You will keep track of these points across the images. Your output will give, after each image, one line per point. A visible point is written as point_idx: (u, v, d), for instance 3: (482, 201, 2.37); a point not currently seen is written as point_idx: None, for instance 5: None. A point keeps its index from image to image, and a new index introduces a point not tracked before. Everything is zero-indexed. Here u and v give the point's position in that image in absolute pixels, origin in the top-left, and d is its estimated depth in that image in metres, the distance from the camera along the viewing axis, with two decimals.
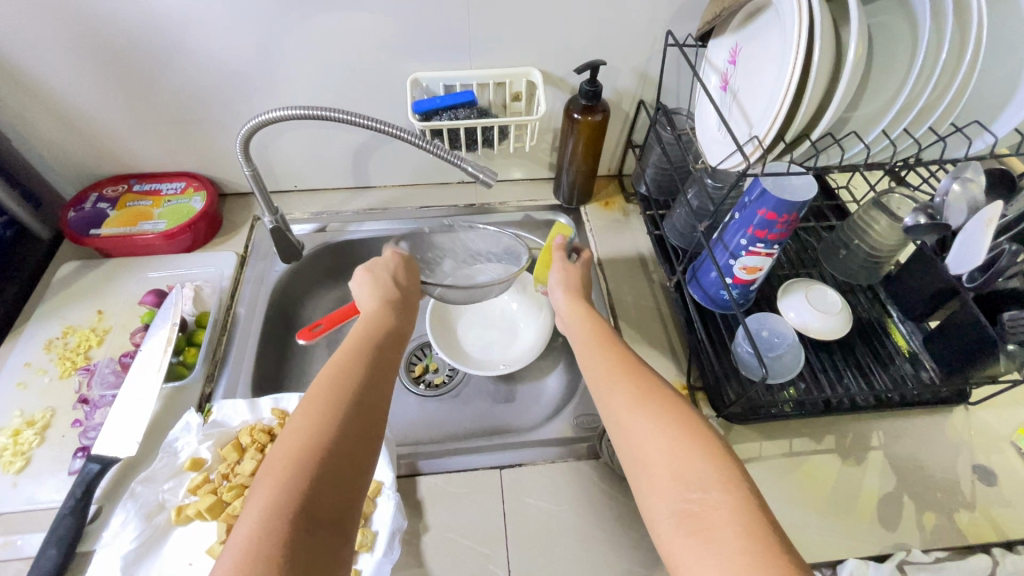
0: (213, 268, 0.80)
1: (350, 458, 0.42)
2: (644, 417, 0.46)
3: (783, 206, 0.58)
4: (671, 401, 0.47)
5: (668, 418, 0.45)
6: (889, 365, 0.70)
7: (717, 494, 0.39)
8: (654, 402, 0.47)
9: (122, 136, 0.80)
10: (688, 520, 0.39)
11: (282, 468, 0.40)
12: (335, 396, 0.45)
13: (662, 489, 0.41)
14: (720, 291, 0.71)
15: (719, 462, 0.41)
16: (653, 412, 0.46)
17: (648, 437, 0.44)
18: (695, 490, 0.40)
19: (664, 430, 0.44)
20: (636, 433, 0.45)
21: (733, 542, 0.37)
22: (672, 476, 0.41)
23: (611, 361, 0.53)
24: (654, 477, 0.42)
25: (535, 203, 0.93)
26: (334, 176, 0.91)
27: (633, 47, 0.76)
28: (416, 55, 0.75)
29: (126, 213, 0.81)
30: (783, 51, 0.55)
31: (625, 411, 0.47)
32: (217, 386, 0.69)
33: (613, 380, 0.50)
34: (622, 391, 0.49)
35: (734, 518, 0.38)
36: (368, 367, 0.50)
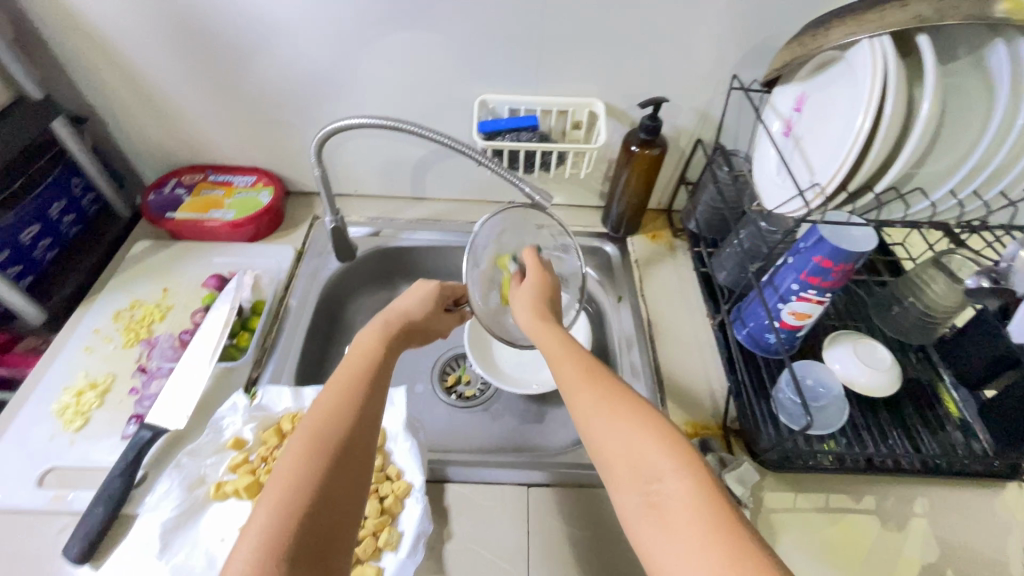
0: (273, 260, 0.84)
1: (334, 504, 0.44)
2: (604, 412, 0.48)
3: (839, 254, 0.58)
4: (630, 396, 0.50)
5: (623, 413, 0.47)
6: (938, 432, 0.68)
7: (671, 481, 0.42)
8: (610, 398, 0.49)
9: (205, 129, 0.85)
10: (650, 508, 0.42)
11: (267, 515, 0.41)
12: (310, 437, 0.46)
13: (624, 484, 0.44)
14: (766, 335, 0.71)
15: (674, 457, 0.43)
16: (610, 412, 0.48)
17: (607, 430, 0.47)
18: (649, 483, 0.43)
19: (622, 424, 0.47)
20: (597, 425, 0.48)
21: (688, 531, 0.39)
22: (630, 471, 0.44)
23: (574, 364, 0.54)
24: (617, 474, 0.45)
25: (582, 229, 0.95)
26: (393, 184, 0.95)
27: (697, 86, 0.78)
28: (487, 78, 0.78)
29: (199, 200, 0.86)
30: (853, 103, 0.55)
31: (593, 404, 0.49)
32: (263, 371, 0.72)
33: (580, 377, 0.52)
34: (586, 389, 0.51)
35: (689, 506, 0.41)
36: (359, 404, 0.49)
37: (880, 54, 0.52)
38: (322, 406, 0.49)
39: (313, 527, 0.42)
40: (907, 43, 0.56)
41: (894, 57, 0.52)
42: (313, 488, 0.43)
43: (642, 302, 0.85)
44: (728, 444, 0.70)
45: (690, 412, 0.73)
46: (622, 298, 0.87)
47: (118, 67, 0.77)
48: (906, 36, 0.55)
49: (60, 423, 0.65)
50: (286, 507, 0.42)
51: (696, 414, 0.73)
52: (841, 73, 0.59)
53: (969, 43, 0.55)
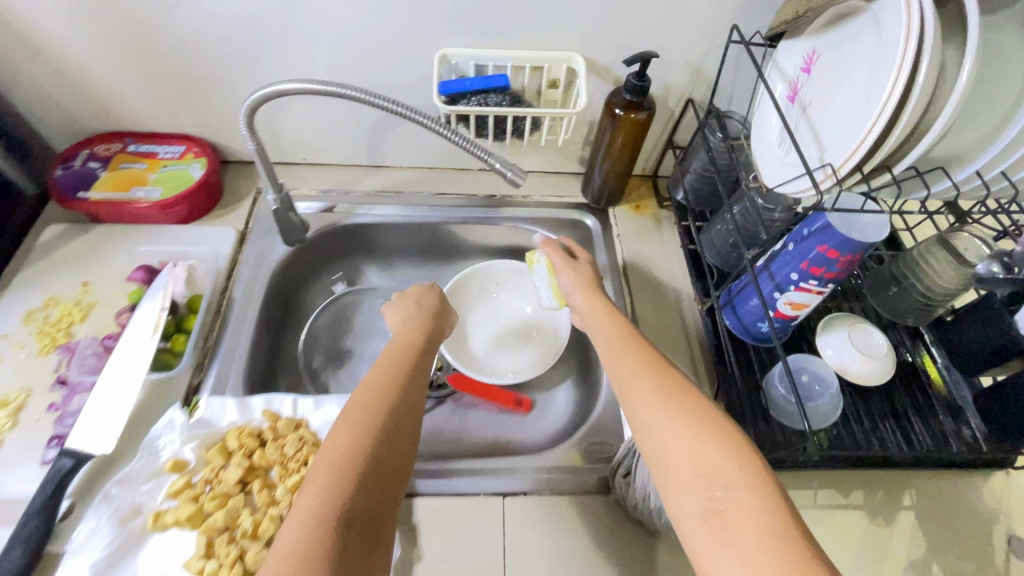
0: (209, 246, 0.74)
1: (384, 484, 0.46)
2: (670, 410, 0.47)
3: (847, 245, 0.52)
4: (694, 395, 0.48)
5: (688, 416, 0.46)
6: (930, 420, 0.65)
7: (739, 491, 0.40)
8: (676, 398, 0.48)
9: (115, 89, 0.72)
10: (710, 516, 0.40)
11: (325, 477, 0.44)
12: (367, 409, 0.50)
13: (685, 488, 0.42)
14: (759, 322, 0.65)
15: (742, 465, 0.42)
16: (679, 413, 0.46)
17: (669, 431, 0.45)
18: (716, 487, 0.41)
19: (687, 426, 0.45)
20: (654, 423, 0.47)
21: (756, 540, 0.38)
22: (697, 475, 0.42)
23: (633, 360, 0.53)
24: (678, 476, 0.43)
25: (559, 199, 0.86)
26: (347, 152, 0.83)
27: (691, 38, 0.67)
28: (448, 27, 0.67)
29: (117, 176, 0.74)
30: (879, 66, 0.47)
31: (656, 402, 0.48)
32: (206, 377, 0.64)
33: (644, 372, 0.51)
34: (646, 389, 0.49)
35: (757, 518, 0.39)
36: (404, 387, 0.54)
37: (915, 7, 0.43)
38: (380, 387, 0.53)
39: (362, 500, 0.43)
40: None
41: (932, 11, 0.43)
42: (368, 455, 0.46)
43: (624, 284, 0.78)
44: None
45: None
46: (604, 277, 0.79)
47: None
48: None
49: None
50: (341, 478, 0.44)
51: None
52: (864, 29, 0.49)
53: None
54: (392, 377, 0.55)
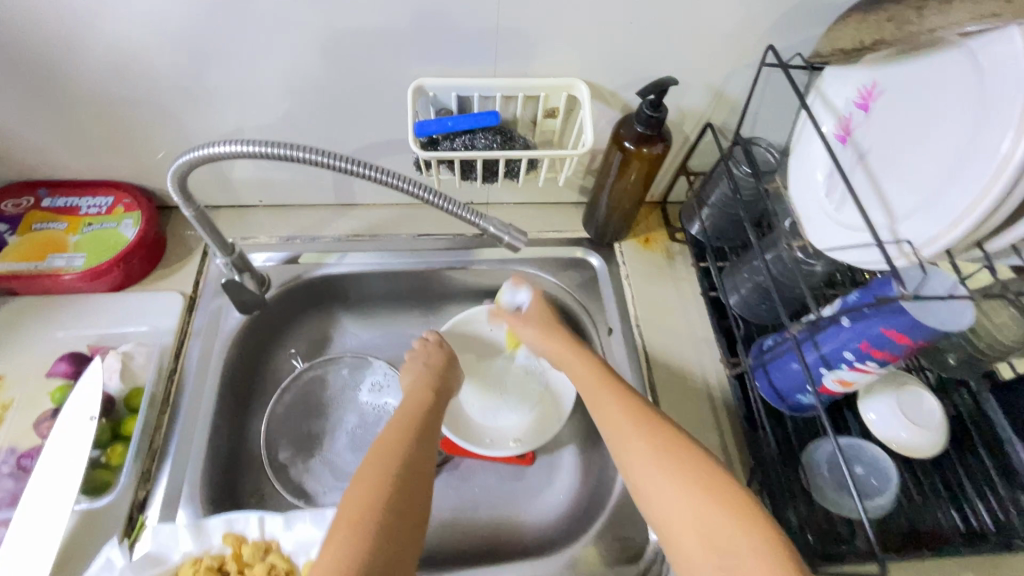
0: (151, 321, 0.62)
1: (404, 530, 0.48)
2: (673, 471, 0.48)
3: (920, 332, 0.43)
4: (688, 450, 0.50)
5: (689, 480, 0.48)
6: (986, 492, 0.59)
7: (745, 555, 0.42)
8: (675, 462, 0.49)
9: (16, 135, 0.59)
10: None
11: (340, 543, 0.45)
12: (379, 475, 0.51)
13: (694, 555, 0.44)
14: (798, 394, 0.57)
15: (751, 526, 0.44)
16: (681, 479, 0.48)
17: (666, 497, 0.48)
18: (728, 551, 0.43)
19: (691, 490, 0.47)
20: (652, 489, 0.49)
21: None
22: (702, 543, 0.44)
23: (619, 417, 0.54)
24: (685, 544, 0.45)
25: (559, 235, 0.76)
26: (310, 191, 0.71)
27: (715, 58, 0.56)
28: (424, 52, 0.55)
29: (31, 240, 0.61)
30: (983, 122, 0.36)
31: (657, 465, 0.49)
32: (155, 488, 0.54)
33: (639, 430, 0.52)
34: (637, 448, 0.51)
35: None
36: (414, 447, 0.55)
37: None
38: (384, 448, 0.54)
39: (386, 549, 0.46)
40: None
41: None
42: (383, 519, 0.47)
43: (641, 356, 0.67)
44: None
45: None
46: (614, 329, 0.70)
47: None
48: None
49: None
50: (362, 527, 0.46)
51: None
52: (954, 70, 0.39)
53: None
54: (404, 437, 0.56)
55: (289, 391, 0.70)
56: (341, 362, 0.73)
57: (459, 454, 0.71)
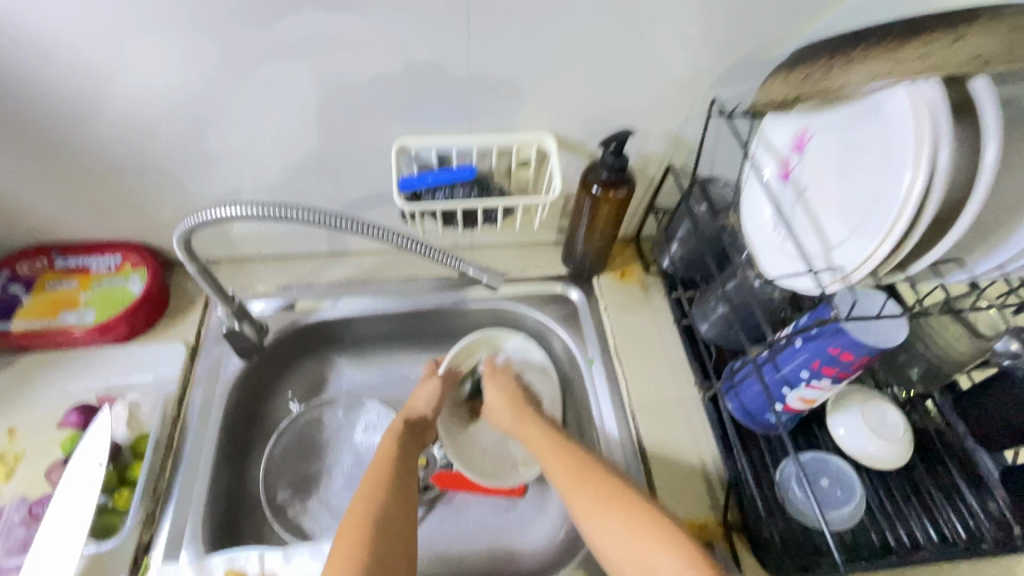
0: (155, 371, 0.65)
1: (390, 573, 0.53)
2: (611, 511, 0.55)
3: (862, 349, 0.47)
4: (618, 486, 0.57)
5: (619, 513, 0.55)
6: (954, 499, 0.62)
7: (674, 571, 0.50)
8: (607, 501, 0.56)
9: (33, 202, 0.64)
10: None
11: None
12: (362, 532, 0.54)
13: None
14: (766, 413, 0.60)
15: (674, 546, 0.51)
16: (617, 516, 0.55)
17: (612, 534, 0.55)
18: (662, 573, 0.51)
19: (625, 526, 0.54)
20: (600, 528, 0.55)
21: None
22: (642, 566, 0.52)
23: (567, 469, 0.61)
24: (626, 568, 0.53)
25: (539, 272, 0.80)
26: (305, 242, 0.77)
27: (669, 109, 0.63)
28: (406, 114, 0.61)
29: (44, 299, 0.66)
30: (886, 163, 0.42)
31: (596, 509, 0.56)
32: (159, 531, 0.56)
33: (580, 477, 0.59)
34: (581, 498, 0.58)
35: None
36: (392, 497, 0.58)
37: (926, 110, 0.38)
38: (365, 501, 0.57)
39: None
40: None
41: (944, 110, 0.38)
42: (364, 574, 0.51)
43: (631, 413, 0.68)
44: (730, 545, 0.60)
45: (689, 506, 0.62)
46: (594, 358, 0.74)
47: None
48: None
49: None
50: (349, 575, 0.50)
51: (692, 509, 0.62)
52: (863, 117, 0.45)
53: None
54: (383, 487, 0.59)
55: (287, 433, 0.73)
56: (335, 404, 0.76)
57: (454, 488, 0.74)
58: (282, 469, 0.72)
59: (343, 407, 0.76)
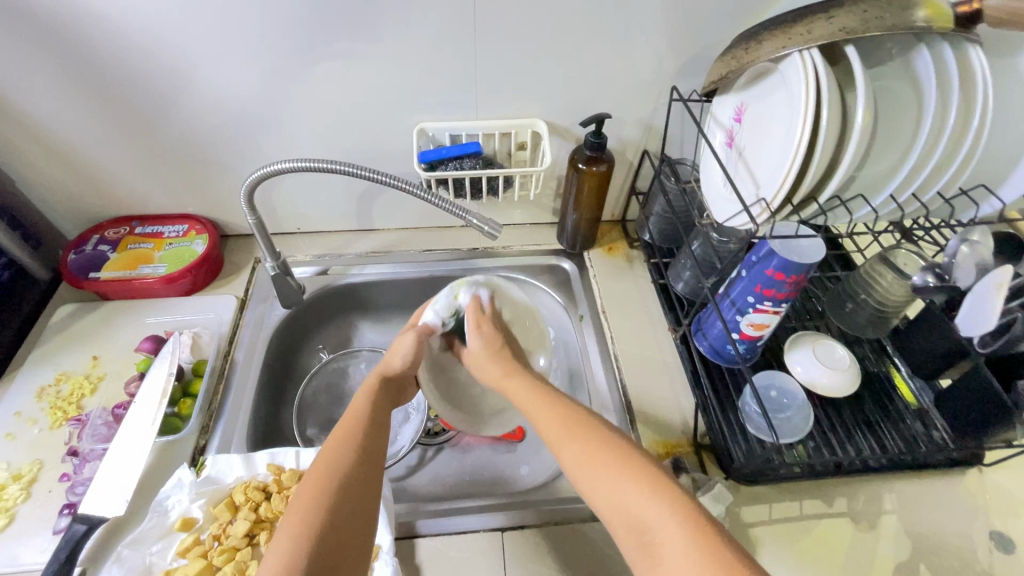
0: (213, 314, 0.79)
1: (354, 526, 0.47)
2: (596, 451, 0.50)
3: (792, 267, 0.58)
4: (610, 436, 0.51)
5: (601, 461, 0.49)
6: (899, 425, 0.69)
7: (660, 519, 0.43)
8: (594, 447, 0.50)
9: (124, 178, 0.79)
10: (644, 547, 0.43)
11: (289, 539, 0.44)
12: (322, 481, 0.48)
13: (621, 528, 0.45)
14: (726, 346, 0.70)
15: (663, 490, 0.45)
16: (604, 462, 0.48)
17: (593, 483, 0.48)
18: (644, 519, 0.44)
19: (611, 467, 0.48)
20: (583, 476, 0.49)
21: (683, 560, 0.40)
22: (626, 517, 0.45)
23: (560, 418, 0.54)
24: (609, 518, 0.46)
25: (537, 247, 0.93)
26: (338, 219, 0.91)
27: (638, 99, 0.77)
28: (425, 104, 0.76)
29: (126, 256, 0.80)
30: (790, 113, 0.55)
31: (587, 456, 0.50)
32: (211, 438, 0.67)
33: (573, 429, 0.52)
34: (574, 452, 0.51)
35: (679, 535, 0.42)
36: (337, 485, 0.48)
37: (812, 70, 0.52)
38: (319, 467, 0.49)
39: (333, 542, 0.45)
40: (835, 52, 0.56)
41: (823, 65, 0.52)
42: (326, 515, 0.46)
43: (614, 358, 0.79)
44: (700, 461, 0.68)
45: (664, 431, 0.71)
46: (584, 315, 0.85)
47: (14, 120, 0.70)
48: (833, 45, 0.55)
49: None
50: (308, 525, 0.45)
51: (667, 433, 0.71)
52: (777, 86, 0.58)
53: (898, 47, 0.55)
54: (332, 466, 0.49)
55: (317, 378, 0.85)
56: (359, 357, 0.88)
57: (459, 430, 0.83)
58: (312, 409, 0.82)
59: (366, 362, 0.88)
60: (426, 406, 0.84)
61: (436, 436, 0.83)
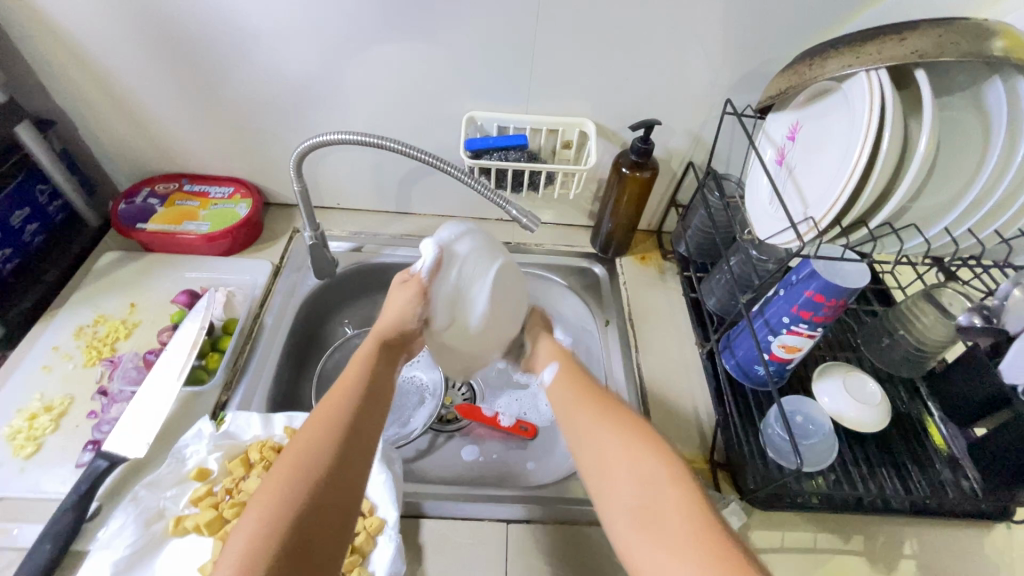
0: (248, 276, 0.81)
1: (327, 520, 0.42)
2: (607, 425, 0.52)
3: (832, 290, 0.57)
4: (628, 417, 0.53)
5: (622, 431, 0.51)
6: (927, 468, 0.66)
7: (664, 490, 0.45)
8: (614, 419, 0.53)
9: (179, 136, 0.82)
10: (642, 514, 0.45)
11: (260, 512, 0.41)
12: (304, 455, 0.45)
13: (619, 487, 0.47)
14: (756, 365, 0.69)
15: (672, 472, 0.47)
16: (620, 429, 0.52)
17: (600, 442, 0.51)
18: (648, 487, 0.46)
19: (629, 437, 0.50)
20: (587, 440, 0.52)
21: (685, 533, 0.42)
22: (630, 479, 0.47)
23: (575, 389, 0.59)
24: (614, 483, 0.48)
25: (570, 248, 0.93)
26: (378, 199, 0.92)
27: (690, 109, 0.76)
28: (477, 94, 0.77)
29: (172, 211, 0.83)
30: (849, 134, 0.54)
31: (591, 426, 0.53)
32: (234, 395, 0.68)
33: (582, 403, 0.56)
34: (585, 413, 0.55)
35: (683, 514, 0.43)
36: (320, 462, 0.45)
37: (878, 93, 0.51)
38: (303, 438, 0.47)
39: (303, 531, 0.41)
40: (904, 76, 0.55)
41: (890, 88, 0.51)
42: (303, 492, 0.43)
43: (637, 367, 0.77)
44: (715, 479, 0.67)
45: (678, 446, 0.70)
46: (610, 321, 0.84)
47: (86, 70, 0.73)
48: (902, 69, 0.55)
49: (9, 449, 0.61)
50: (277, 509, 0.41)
51: (682, 447, 0.70)
52: (837, 105, 0.58)
53: (969, 77, 0.53)
54: (319, 439, 0.47)
55: (339, 351, 0.86)
56: None
57: (472, 420, 0.82)
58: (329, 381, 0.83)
59: None
60: (442, 393, 0.86)
61: (447, 425, 0.83)
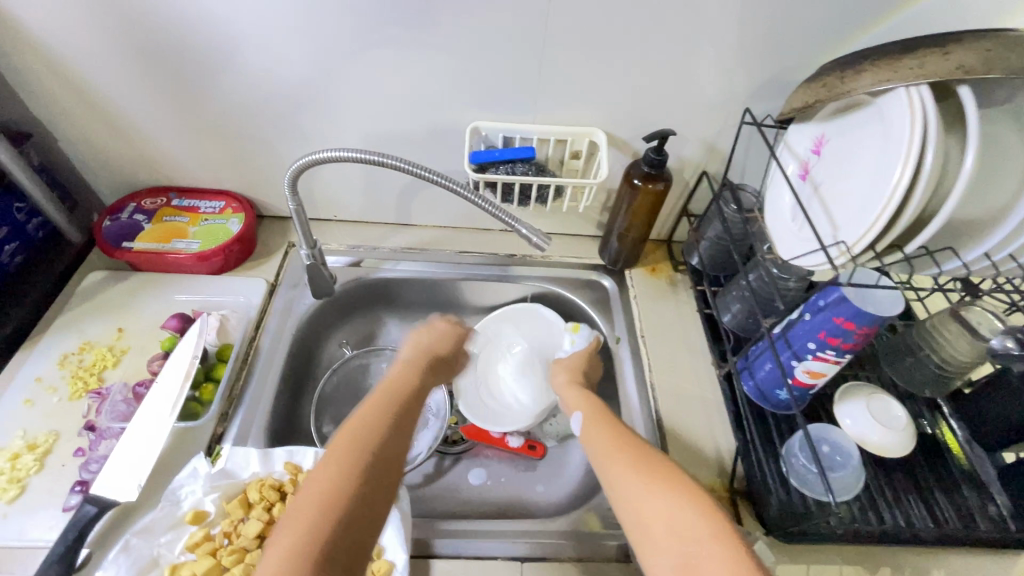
0: (242, 297, 0.77)
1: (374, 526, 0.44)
2: (643, 477, 0.48)
3: (864, 317, 0.54)
4: (667, 468, 0.49)
5: (657, 484, 0.47)
6: (956, 496, 0.64)
7: (704, 545, 0.41)
8: (647, 467, 0.49)
9: (165, 148, 0.77)
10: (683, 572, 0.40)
11: (315, 509, 0.42)
12: (357, 445, 0.47)
13: (661, 548, 0.43)
14: (777, 389, 0.66)
15: (712, 523, 0.42)
16: (651, 479, 0.48)
17: (635, 494, 0.47)
18: (695, 540, 0.41)
19: (665, 489, 0.46)
20: (622, 491, 0.48)
21: None
22: (668, 535, 0.43)
23: (606, 438, 0.55)
24: (653, 537, 0.44)
25: (578, 260, 0.89)
26: (377, 211, 0.88)
27: (706, 117, 0.73)
28: (482, 102, 0.73)
29: (160, 228, 0.79)
30: (885, 153, 0.51)
31: (628, 469, 0.50)
32: (229, 427, 0.65)
33: (615, 449, 0.53)
34: (620, 461, 0.51)
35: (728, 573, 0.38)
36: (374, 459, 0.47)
37: (919, 111, 0.47)
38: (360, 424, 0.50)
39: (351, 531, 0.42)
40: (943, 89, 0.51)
41: (933, 105, 0.47)
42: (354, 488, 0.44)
43: (651, 387, 0.75)
44: (734, 508, 0.65)
45: (696, 473, 0.67)
46: (621, 338, 0.81)
47: (66, 80, 0.68)
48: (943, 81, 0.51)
49: None
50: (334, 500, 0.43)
51: (700, 474, 0.67)
52: (870, 120, 0.54)
53: (1014, 90, 0.50)
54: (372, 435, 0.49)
55: (337, 372, 0.83)
56: (382, 355, 0.87)
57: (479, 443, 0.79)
58: (329, 405, 0.81)
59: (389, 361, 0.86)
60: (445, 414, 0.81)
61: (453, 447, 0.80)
